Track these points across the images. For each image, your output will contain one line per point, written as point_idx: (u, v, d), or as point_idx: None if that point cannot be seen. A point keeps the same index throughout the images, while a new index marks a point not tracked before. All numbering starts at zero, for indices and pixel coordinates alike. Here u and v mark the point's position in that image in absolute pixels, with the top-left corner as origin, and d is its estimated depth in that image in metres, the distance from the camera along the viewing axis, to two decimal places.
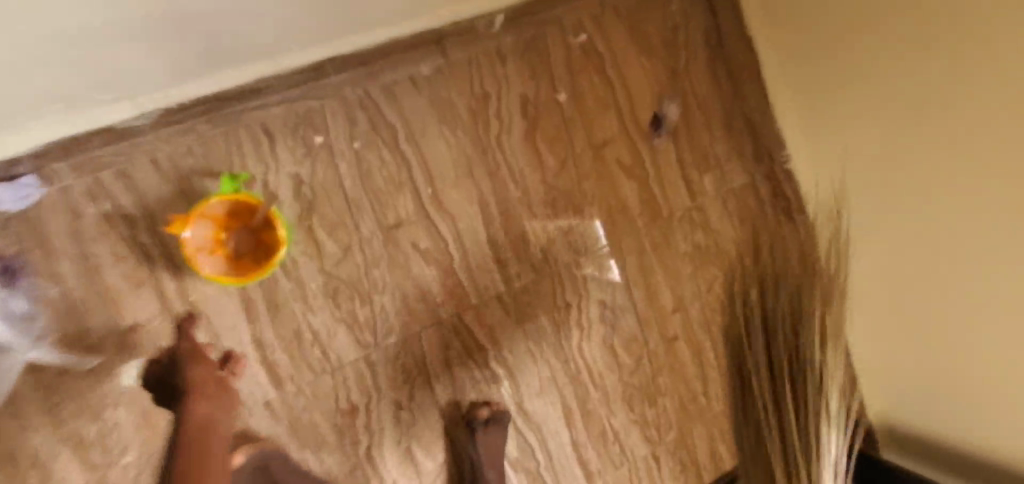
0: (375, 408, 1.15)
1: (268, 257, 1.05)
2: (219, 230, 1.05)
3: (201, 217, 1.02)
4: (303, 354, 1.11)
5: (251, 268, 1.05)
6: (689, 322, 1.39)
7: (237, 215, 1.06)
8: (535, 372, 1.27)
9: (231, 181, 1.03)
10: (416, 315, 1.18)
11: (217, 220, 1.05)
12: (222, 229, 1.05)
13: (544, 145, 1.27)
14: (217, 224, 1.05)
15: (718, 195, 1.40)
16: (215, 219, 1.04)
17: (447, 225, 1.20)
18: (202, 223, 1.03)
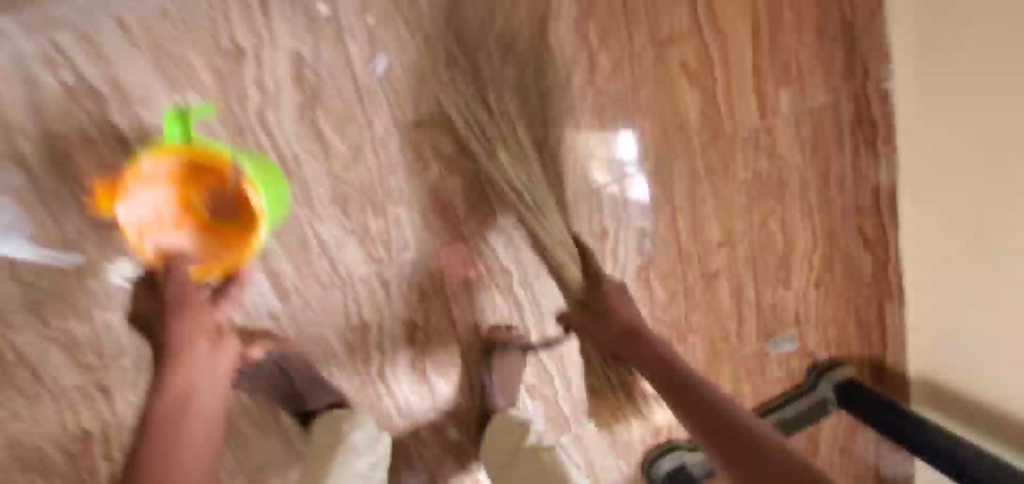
0: (387, 327, 1.07)
1: (241, 228, 0.92)
2: (181, 192, 0.88)
3: (146, 179, 0.86)
4: (309, 265, 0.99)
5: (222, 240, 0.92)
6: (734, 258, 1.25)
7: (196, 173, 0.88)
8: (561, 301, 1.16)
9: (182, 122, 0.85)
10: (435, 231, 1.04)
11: (176, 180, 0.88)
12: (184, 191, 0.89)
13: (598, 38, 1.04)
14: (175, 186, 0.88)
15: (794, 115, 1.19)
16: (173, 180, 0.87)
17: (475, 130, 1.02)
18: (151, 189, 0.87)
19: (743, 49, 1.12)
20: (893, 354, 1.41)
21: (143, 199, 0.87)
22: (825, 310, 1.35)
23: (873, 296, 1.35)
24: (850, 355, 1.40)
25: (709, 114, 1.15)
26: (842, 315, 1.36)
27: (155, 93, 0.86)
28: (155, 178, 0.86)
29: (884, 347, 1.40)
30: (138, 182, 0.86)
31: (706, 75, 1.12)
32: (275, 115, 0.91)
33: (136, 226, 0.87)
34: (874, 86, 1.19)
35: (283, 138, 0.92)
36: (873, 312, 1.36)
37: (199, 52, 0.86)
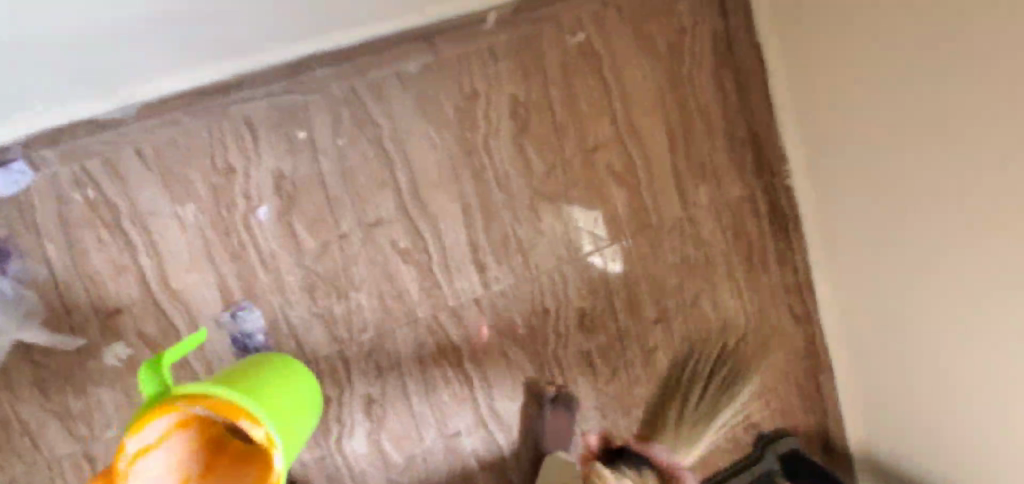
0: (348, 400, 1.18)
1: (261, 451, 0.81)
2: (196, 440, 0.80)
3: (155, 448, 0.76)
4: (278, 345, 1.13)
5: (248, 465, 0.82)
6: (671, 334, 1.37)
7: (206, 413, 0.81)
8: (509, 375, 1.28)
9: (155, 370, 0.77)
10: (392, 313, 1.19)
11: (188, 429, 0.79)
12: (200, 436, 0.81)
13: (533, 148, 1.24)
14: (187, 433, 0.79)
15: (712, 208, 1.37)
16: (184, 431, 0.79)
17: (428, 226, 1.19)
18: (155, 460, 0.76)
19: (662, 154, 1.32)
20: (835, 426, 1.47)
21: (148, 474, 0.76)
22: (766, 383, 1.43)
23: (809, 369, 1.45)
24: (795, 427, 1.46)
25: (635, 208, 1.32)
26: (781, 387, 1.44)
27: (160, 203, 1.06)
28: (168, 442, 0.77)
29: (826, 418, 1.47)
30: (135, 462, 0.74)
31: (630, 176, 1.31)
32: (257, 218, 1.09)
33: None
34: (781, 181, 1.38)
35: (262, 236, 1.10)
36: (810, 384, 1.45)
37: (199, 171, 1.06)
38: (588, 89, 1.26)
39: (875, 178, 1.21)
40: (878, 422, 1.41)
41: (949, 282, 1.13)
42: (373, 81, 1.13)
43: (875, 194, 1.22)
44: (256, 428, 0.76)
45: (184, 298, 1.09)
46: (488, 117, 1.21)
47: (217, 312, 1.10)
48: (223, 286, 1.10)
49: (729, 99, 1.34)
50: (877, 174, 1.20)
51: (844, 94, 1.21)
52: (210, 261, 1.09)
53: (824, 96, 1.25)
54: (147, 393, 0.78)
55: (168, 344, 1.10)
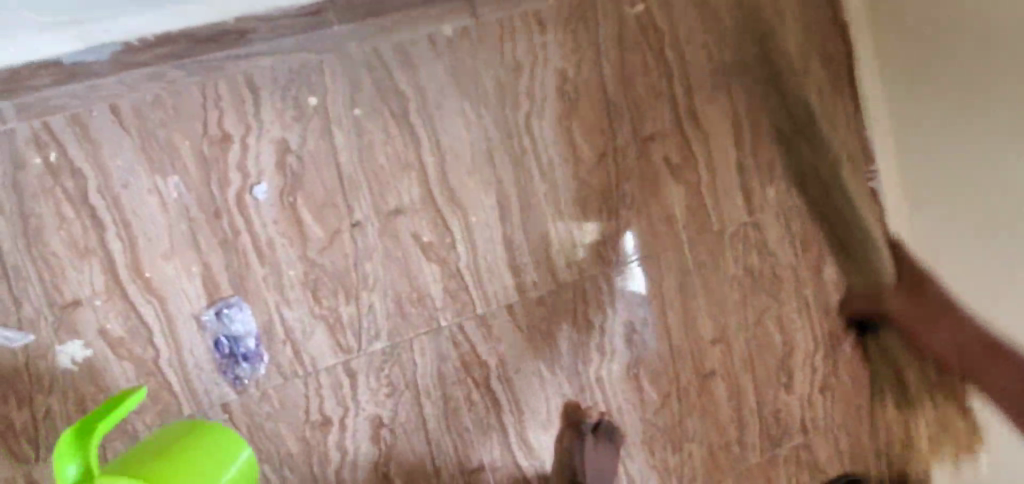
0: (352, 423, 0.98)
1: None
2: None
3: None
4: (271, 353, 0.94)
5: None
6: (727, 358, 1.17)
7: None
8: (542, 399, 1.08)
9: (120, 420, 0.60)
10: (409, 320, 1.00)
11: None
12: None
13: (582, 133, 1.06)
14: None
15: (779, 213, 1.17)
16: None
17: (457, 217, 1.01)
18: None
19: (727, 147, 1.13)
20: None
21: None
22: (831, 419, 1.24)
23: None
24: (865, 469, 1.27)
25: (695, 209, 1.12)
26: (851, 423, 1.25)
27: (137, 175, 0.88)
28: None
29: None
30: None
31: (690, 170, 1.11)
32: (254, 199, 0.91)
33: None
34: (863, 184, 1.18)
35: (258, 221, 0.92)
36: None
37: (188, 137, 0.89)
38: (647, 68, 1.08)
39: (975, 175, 1.03)
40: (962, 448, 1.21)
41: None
42: (401, 45, 0.96)
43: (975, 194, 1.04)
44: None
45: (159, 291, 0.90)
46: (532, 94, 1.03)
47: (199, 310, 0.91)
48: (207, 277, 0.91)
49: (804, 88, 1.14)
50: (978, 171, 1.02)
51: (942, 81, 1.04)
52: (195, 248, 0.90)
53: (923, 84, 1.07)
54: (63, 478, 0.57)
55: (136, 347, 0.90)
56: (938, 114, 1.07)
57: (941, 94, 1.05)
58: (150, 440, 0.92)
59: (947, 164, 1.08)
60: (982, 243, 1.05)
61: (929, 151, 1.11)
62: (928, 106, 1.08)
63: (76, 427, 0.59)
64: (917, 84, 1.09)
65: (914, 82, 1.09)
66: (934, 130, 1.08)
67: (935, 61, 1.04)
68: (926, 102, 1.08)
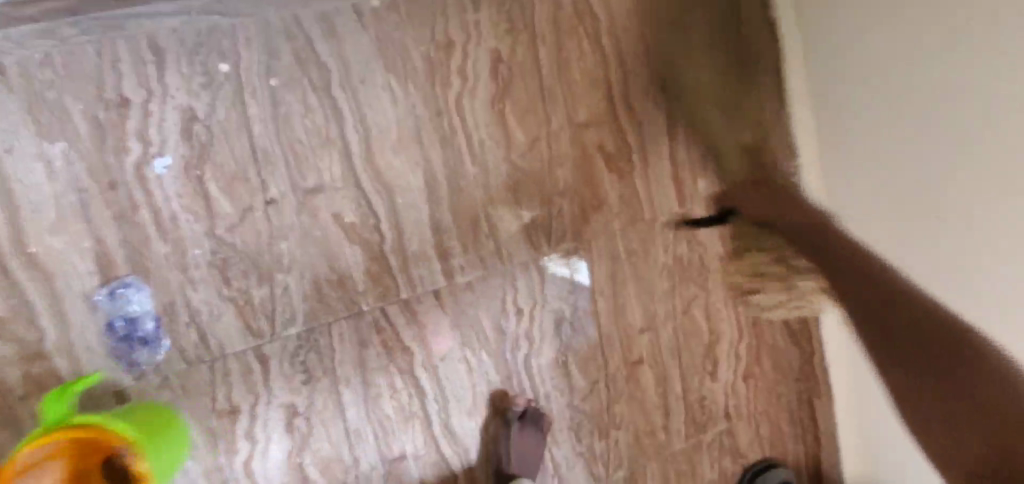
0: (263, 411, 0.93)
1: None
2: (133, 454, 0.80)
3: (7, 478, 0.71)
4: (173, 337, 0.88)
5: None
6: (654, 345, 1.18)
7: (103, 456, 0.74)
8: (468, 387, 1.06)
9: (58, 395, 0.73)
10: (329, 304, 0.96)
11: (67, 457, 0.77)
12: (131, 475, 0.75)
13: (514, 117, 1.04)
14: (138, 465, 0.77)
15: (710, 203, 1.18)
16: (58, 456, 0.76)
17: (381, 198, 0.97)
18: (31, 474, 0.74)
19: (660, 138, 1.14)
20: (828, 457, 1.33)
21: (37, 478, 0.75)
22: (753, 406, 1.28)
23: (803, 392, 1.29)
24: (784, 456, 1.31)
25: (627, 196, 1.13)
26: (772, 412, 1.29)
27: (20, 140, 0.80)
28: (40, 468, 0.75)
29: (819, 449, 1.32)
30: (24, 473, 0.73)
31: (623, 159, 1.12)
32: (155, 171, 0.85)
33: None
34: None
35: (160, 194, 0.86)
36: (803, 411, 1.30)
37: (80, 101, 0.82)
38: (582, 54, 1.07)
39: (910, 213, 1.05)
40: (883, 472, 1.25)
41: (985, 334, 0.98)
42: (323, 14, 0.91)
43: (907, 230, 1.06)
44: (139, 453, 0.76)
45: (45, 268, 0.82)
46: (463, 73, 1.00)
47: (91, 289, 0.84)
48: (101, 253, 0.84)
49: None
50: (913, 209, 1.04)
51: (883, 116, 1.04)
52: (87, 221, 0.83)
53: (862, 117, 1.08)
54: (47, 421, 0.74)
55: (18, 329, 0.83)
56: (873, 150, 1.08)
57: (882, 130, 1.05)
58: (38, 427, 0.85)
59: (876, 201, 1.10)
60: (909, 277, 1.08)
61: (862, 184, 1.12)
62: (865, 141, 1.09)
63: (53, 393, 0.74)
64: (853, 114, 1.10)
65: (849, 114, 1.10)
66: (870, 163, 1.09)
67: (873, 95, 1.05)
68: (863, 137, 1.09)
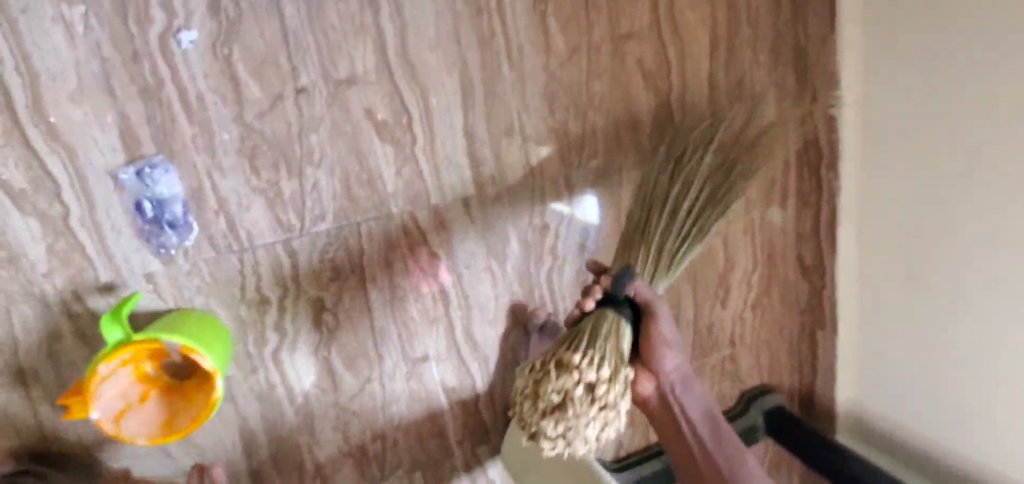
0: (291, 305, 0.94)
1: (208, 388, 0.82)
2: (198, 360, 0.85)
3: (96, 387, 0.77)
4: (201, 223, 0.86)
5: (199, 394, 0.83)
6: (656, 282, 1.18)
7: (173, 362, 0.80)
8: (491, 297, 1.07)
9: (111, 316, 0.77)
10: (358, 203, 0.94)
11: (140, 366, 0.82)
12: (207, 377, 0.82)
13: (556, 21, 0.99)
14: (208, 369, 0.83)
15: None
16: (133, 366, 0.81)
17: (415, 97, 0.93)
18: (111, 384, 0.79)
19: (700, 60, 1.11)
20: (823, 387, 1.38)
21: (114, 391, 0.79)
22: (758, 335, 1.32)
23: (806, 323, 1.34)
24: (780, 383, 1.38)
25: (661, 118, 1.11)
26: (774, 342, 1.34)
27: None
28: (115, 376, 0.79)
29: (814, 379, 1.38)
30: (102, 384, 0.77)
31: (661, 78, 1.09)
32: (181, 45, 0.80)
33: (113, 413, 0.79)
34: (823, 111, 1.19)
35: (187, 72, 0.81)
36: (803, 342, 1.35)
37: None
38: None
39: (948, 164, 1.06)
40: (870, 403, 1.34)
41: (1001, 285, 1.03)
42: None
43: (942, 181, 1.08)
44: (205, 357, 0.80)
45: (66, 140, 0.79)
46: None
47: (116, 167, 0.81)
48: (125, 130, 0.80)
49: (782, 8, 1.12)
50: (952, 160, 1.05)
51: (938, 63, 1.03)
52: (110, 94, 0.79)
53: (915, 62, 1.06)
54: (110, 340, 0.77)
55: (41, 203, 0.80)
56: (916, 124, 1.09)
57: (933, 77, 1.04)
58: (66, 304, 0.85)
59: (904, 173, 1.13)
60: (932, 228, 1.11)
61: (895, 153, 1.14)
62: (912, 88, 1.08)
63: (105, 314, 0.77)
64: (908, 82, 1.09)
65: (903, 59, 1.08)
66: (913, 110, 1.09)
67: (939, 46, 1.02)
68: (911, 84, 1.08)
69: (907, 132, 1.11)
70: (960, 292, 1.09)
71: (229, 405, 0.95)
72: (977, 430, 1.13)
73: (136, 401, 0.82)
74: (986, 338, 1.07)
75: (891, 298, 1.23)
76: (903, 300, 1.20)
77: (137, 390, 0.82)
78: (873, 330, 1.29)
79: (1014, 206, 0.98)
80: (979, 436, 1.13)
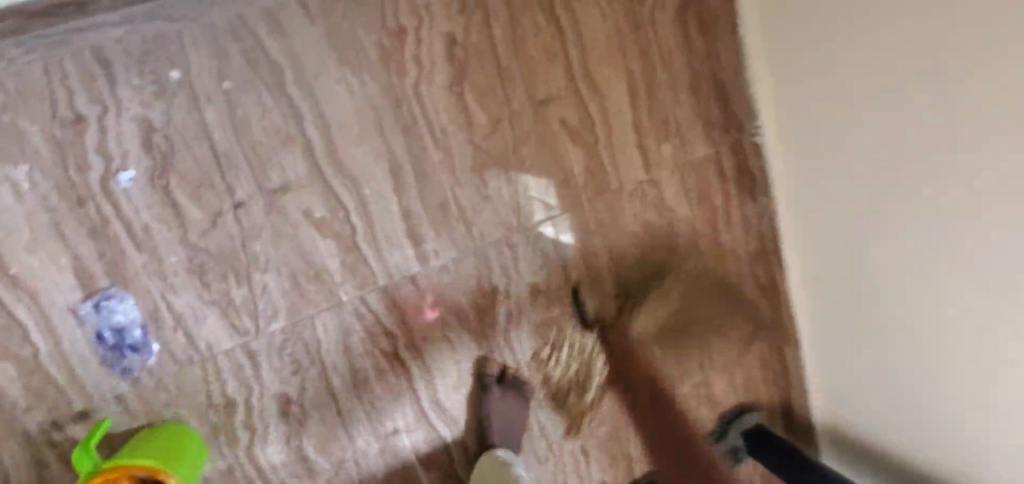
0: (258, 402, 0.99)
1: None
2: None
3: None
4: (161, 342, 0.92)
5: None
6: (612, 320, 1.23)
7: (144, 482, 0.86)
8: (452, 363, 1.12)
9: (84, 447, 0.84)
10: (308, 297, 0.99)
11: None
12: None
13: (473, 98, 1.04)
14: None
15: (675, 168, 1.21)
16: None
17: (349, 191, 0.99)
18: None
19: (622, 109, 1.15)
20: (799, 396, 1.42)
21: None
22: (726, 357, 1.35)
23: (772, 338, 1.37)
24: (757, 400, 1.40)
25: (593, 168, 1.15)
26: (743, 359, 1.37)
27: None
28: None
29: (789, 390, 1.41)
30: None
31: (587, 131, 1.13)
32: (121, 185, 0.87)
33: None
34: (750, 138, 1.24)
35: (129, 207, 0.87)
36: (774, 355, 1.38)
37: (37, 122, 0.83)
38: (536, 30, 1.07)
39: (854, 186, 1.07)
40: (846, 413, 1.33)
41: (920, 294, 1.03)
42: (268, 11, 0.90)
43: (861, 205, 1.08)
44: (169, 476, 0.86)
45: (27, 286, 0.85)
46: (418, 58, 1.00)
47: (76, 303, 0.87)
48: (80, 269, 0.87)
49: (694, 47, 1.17)
50: (856, 182, 1.07)
51: (821, 93, 1.07)
52: (61, 240, 0.86)
53: (812, 85, 1.08)
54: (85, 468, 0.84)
55: (10, 347, 0.86)
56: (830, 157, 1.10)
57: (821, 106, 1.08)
58: (45, 435, 0.91)
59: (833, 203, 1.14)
60: (859, 243, 1.11)
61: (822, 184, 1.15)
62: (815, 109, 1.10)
63: (80, 445, 0.84)
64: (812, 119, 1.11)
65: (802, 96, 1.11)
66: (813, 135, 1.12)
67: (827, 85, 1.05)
68: (812, 112, 1.10)
69: (821, 151, 1.12)
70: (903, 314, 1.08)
71: None
72: (947, 435, 1.10)
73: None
74: (933, 345, 1.06)
75: (843, 311, 1.23)
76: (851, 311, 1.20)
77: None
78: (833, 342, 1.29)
79: (928, 223, 0.97)
80: (942, 443, 1.10)
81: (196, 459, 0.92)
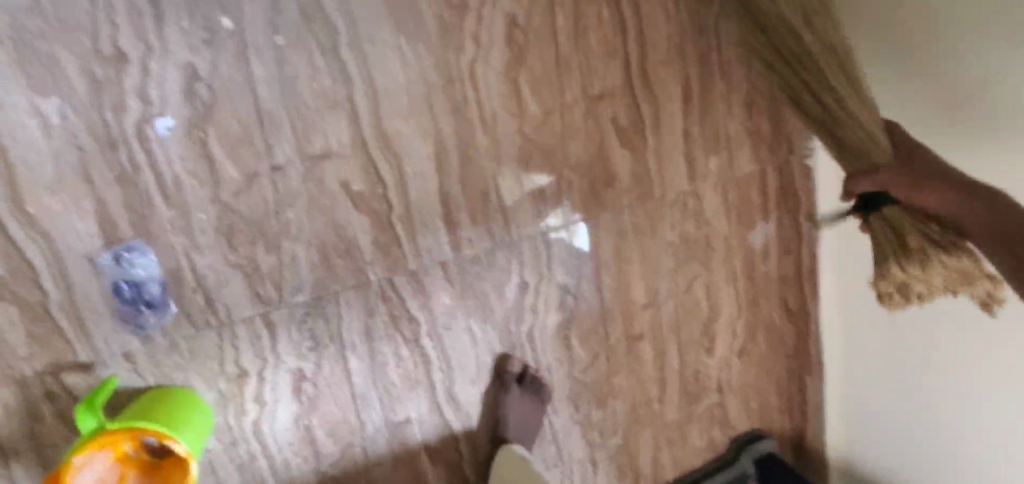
0: (270, 376, 0.95)
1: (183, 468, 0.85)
2: None
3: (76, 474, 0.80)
4: (179, 301, 0.88)
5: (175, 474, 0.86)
6: (639, 330, 1.19)
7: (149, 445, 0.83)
8: (472, 356, 1.08)
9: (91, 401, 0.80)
10: (336, 272, 0.95)
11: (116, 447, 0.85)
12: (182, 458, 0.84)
13: (528, 86, 1.00)
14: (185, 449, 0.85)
15: (720, 181, 1.16)
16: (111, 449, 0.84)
17: (390, 167, 0.94)
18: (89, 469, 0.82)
19: (675, 113, 1.10)
20: (812, 431, 1.40)
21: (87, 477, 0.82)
22: (746, 380, 1.32)
23: (795, 368, 1.34)
24: (770, 427, 1.37)
25: (639, 173, 1.11)
26: (762, 385, 1.33)
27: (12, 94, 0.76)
28: (92, 463, 0.82)
29: (804, 423, 1.39)
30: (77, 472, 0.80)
31: (637, 134, 1.09)
32: (157, 132, 0.82)
33: None
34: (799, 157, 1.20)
35: (162, 157, 0.83)
36: (793, 384, 1.35)
37: (75, 54, 0.77)
38: (600, 23, 1.01)
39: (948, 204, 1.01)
40: (862, 450, 1.35)
41: (984, 339, 1.03)
42: None
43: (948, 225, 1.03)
44: (176, 443, 0.82)
45: (46, 229, 0.81)
46: (477, 36, 0.95)
47: (96, 253, 0.83)
48: (103, 216, 0.82)
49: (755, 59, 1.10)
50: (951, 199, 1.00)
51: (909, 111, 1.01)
52: (88, 183, 0.81)
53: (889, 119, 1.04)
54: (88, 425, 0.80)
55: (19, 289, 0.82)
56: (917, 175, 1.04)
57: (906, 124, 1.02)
58: (44, 385, 0.86)
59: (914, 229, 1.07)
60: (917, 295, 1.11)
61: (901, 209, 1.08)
62: (893, 110, 1.03)
63: (87, 399, 0.80)
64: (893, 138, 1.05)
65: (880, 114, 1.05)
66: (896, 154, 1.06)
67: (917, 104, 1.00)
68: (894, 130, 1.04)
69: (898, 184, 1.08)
70: (958, 357, 1.08)
71: (210, 477, 0.97)
72: None
73: (113, 481, 0.86)
74: (966, 418, 1.11)
75: (879, 351, 1.22)
76: (881, 374, 1.23)
77: (113, 471, 0.86)
78: (853, 395, 1.32)
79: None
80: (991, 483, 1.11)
81: (205, 427, 0.88)
